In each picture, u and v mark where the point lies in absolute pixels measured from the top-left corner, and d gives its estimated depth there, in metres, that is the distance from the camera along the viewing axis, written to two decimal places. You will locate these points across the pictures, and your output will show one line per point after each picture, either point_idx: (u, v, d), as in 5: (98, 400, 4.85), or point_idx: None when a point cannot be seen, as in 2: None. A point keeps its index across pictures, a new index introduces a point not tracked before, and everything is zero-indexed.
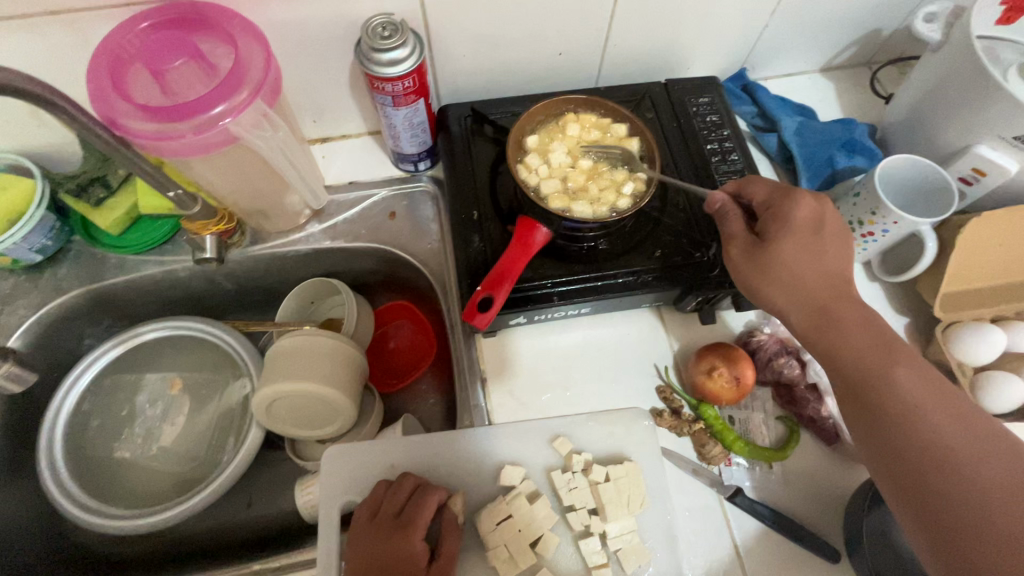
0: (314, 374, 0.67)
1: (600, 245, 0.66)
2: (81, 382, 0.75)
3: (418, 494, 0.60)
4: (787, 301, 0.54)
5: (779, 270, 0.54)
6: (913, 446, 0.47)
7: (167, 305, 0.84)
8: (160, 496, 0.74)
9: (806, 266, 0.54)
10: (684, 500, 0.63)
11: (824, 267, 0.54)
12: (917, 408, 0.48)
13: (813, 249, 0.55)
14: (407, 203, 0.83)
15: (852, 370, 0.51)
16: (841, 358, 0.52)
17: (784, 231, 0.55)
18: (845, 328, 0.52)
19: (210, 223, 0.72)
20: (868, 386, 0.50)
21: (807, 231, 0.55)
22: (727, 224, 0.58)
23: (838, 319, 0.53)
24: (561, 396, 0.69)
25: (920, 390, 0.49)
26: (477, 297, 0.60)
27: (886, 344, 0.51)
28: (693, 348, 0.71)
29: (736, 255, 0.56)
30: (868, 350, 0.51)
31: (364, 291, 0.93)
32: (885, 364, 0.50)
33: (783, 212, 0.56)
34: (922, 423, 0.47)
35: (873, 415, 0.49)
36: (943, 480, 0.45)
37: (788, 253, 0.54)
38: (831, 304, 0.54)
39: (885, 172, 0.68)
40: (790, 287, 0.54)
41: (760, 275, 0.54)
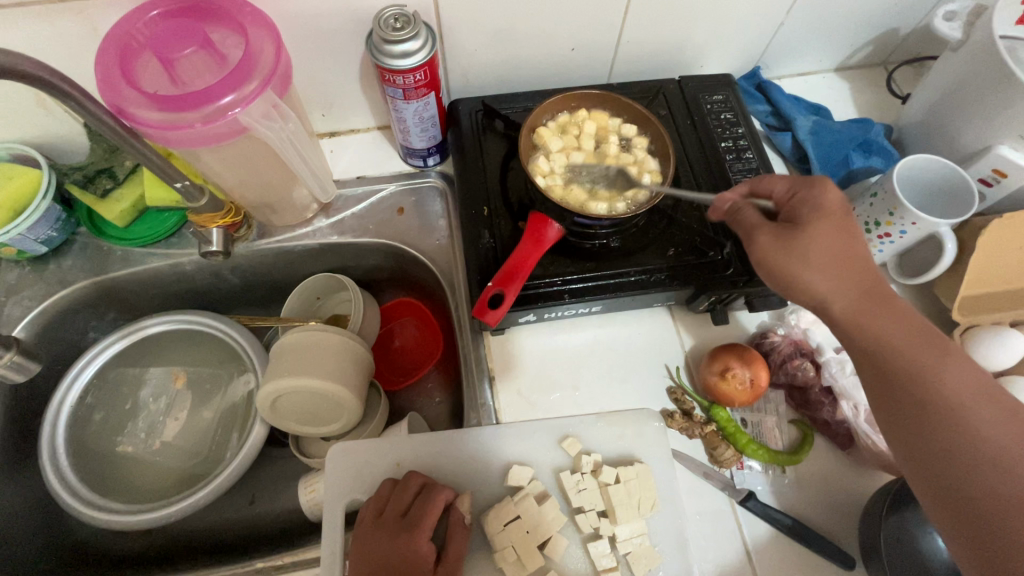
0: (320, 369, 0.66)
1: (612, 242, 0.65)
2: (85, 376, 0.74)
3: (424, 493, 0.59)
4: (827, 291, 0.49)
5: (813, 256, 0.48)
6: (957, 444, 0.45)
7: (173, 299, 0.83)
8: (162, 492, 0.74)
9: (836, 256, 0.49)
10: (695, 503, 0.62)
11: (854, 255, 0.49)
12: (964, 406, 0.46)
13: (846, 234, 0.49)
14: (415, 199, 0.82)
15: (899, 365, 0.48)
16: (887, 352, 0.48)
17: (814, 217, 0.49)
18: (890, 318, 0.49)
19: (218, 215, 0.71)
20: (915, 383, 0.47)
21: (837, 219, 0.50)
22: (746, 214, 0.53)
23: (880, 310, 0.49)
24: (570, 396, 0.67)
25: (968, 387, 0.46)
26: (487, 293, 0.58)
27: (937, 337, 0.48)
28: (705, 348, 0.70)
29: (766, 244, 0.50)
30: (917, 342, 0.48)
31: (370, 287, 0.92)
32: (936, 359, 0.47)
33: (806, 198, 0.51)
34: (969, 420, 0.45)
35: (916, 411, 0.47)
36: (988, 480, 0.44)
37: (818, 236, 0.49)
38: (875, 290, 0.49)
39: (904, 171, 0.67)
40: (827, 274, 0.48)
41: (795, 262, 0.49)
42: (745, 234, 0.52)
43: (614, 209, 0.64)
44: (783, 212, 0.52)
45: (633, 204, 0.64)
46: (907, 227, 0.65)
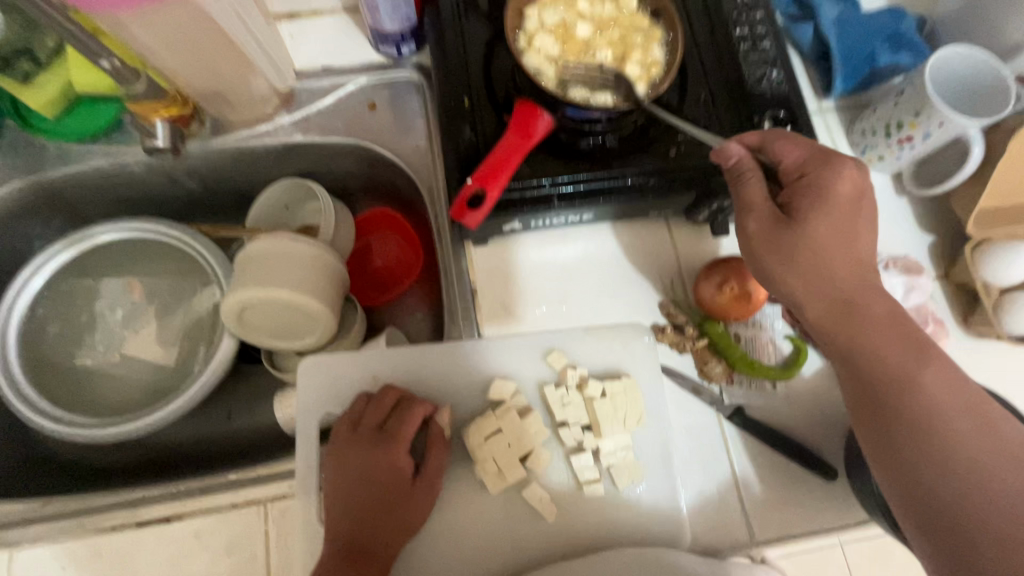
0: (286, 281, 0.61)
1: (607, 142, 0.58)
2: (32, 286, 0.69)
3: (401, 406, 0.56)
4: (803, 292, 0.49)
5: (800, 256, 0.48)
6: (930, 450, 0.45)
7: (124, 206, 0.76)
8: (130, 406, 0.70)
9: (839, 249, 0.48)
10: (682, 418, 0.60)
11: (851, 251, 0.49)
12: (938, 410, 0.46)
13: (844, 230, 0.49)
14: (389, 94, 0.73)
15: (874, 368, 0.47)
16: (865, 354, 0.48)
17: (814, 207, 0.48)
18: (869, 323, 0.48)
19: (159, 106, 0.62)
20: (890, 388, 0.47)
21: (847, 208, 0.49)
22: (748, 183, 0.50)
23: (863, 313, 0.48)
24: (558, 310, 0.64)
25: (944, 392, 0.46)
26: (466, 192, 0.52)
27: (917, 341, 0.47)
28: (702, 260, 0.65)
29: (755, 229, 0.49)
30: (897, 347, 0.47)
31: (344, 197, 0.85)
32: (914, 363, 0.47)
33: (819, 183, 0.49)
34: (944, 427, 0.45)
35: (890, 416, 0.46)
36: (957, 488, 0.44)
37: (818, 229, 0.48)
38: (856, 297, 0.49)
39: (937, 64, 0.60)
40: (811, 278, 0.48)
41: (776, 256, 0.49)
42: (738, 211, 0.50)
43: (597, 100, 0.54)
44: (784, 192, 0.51)
45: (619, 101, 0.55)
46: (932, 128, 0.59)
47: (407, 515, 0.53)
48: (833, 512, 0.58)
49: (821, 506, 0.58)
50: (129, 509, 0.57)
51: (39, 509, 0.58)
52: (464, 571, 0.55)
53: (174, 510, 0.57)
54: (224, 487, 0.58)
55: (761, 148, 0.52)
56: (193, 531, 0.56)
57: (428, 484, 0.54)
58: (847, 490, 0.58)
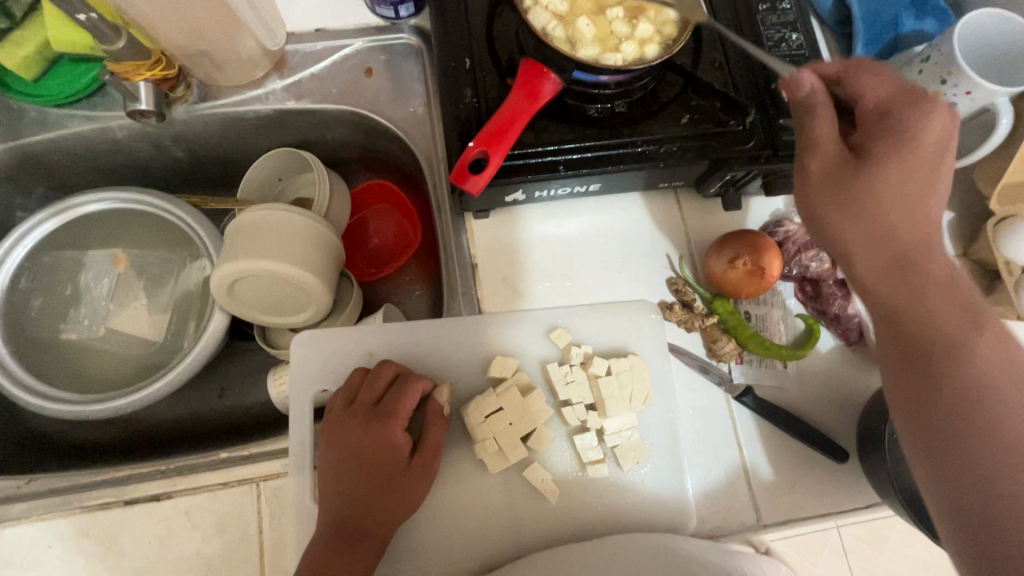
0: (278, 253, 0.58)
1: (617, 108, 0.55)
2: (15, 258, 0.66)
3: (398, 383, 0.54)
4: (856, 244, 0.40)
5: (865, 204, 0.39)
6: (979, 439, 0.36)
7: (110, 175, 0.73)
8: (118, 383, 0.68)
9: (911, 201, 0.39)
10: (689, 398, 0.58)
11: (920, 204, 0.39)
12: (992, 388, 0.37)
13: (924, 183, 0.39)
14: (385, 58, 0.69)
15: (921, 337, 0.38)
16: (912, 319, 0.39)
17: (892, 149, 0.39)
18: (929, 285, 0.39)
19: (143, 66, 0.59)
20: (934, 360, 0.38)
21: (932, 155, 0.39)
22: (820, 116, 0.40)
23: (924, 274, 0.39)
24: (561, 286, 0.61)
25: (1000, 367, 0.37)
26: (468, 156, 0.49)
27: (976, 308, 0.39)
28: (713, 236, 0.63)
29: (814, 170, 0.40)
30: (952, 312, 0.38)
31: (339, 169, 0.81)
32: (974, 335, 0.38)
33: (900, 123, 0.40)
34: (998, 407, 0.36)
35: (934, 397, 0.38)
36: (1003, 483, 0.35)
37: (887, 173, 0.39)
38: (913, 251, 0.39)
39: (966, 30, 0.56)
40: (868, 230, 0.39)
41: (835, 202, 0.40)
42: (799, 147, 0.41)
43: (604, 59, 0.51)
44: (856, 131, 0.41)
45: (627, 61, 0.51)
46: (958, 97, 0.56)
47: (403, 496, 0.51)
48: (841, 494, 0.56)
49: (829, 488, 0.56)
50: (116, 487, 0.55)
51: (22, 486, 0.56)
52: (463, 552, 0.53)
53: (163, 488, 0.55)
54: (215, 465, 0.56)
55: (838, 80, 0.43)
56: (182, 510, 0.54)
57: (425, 464, 0.52)
58: (857, 472, 0.56)
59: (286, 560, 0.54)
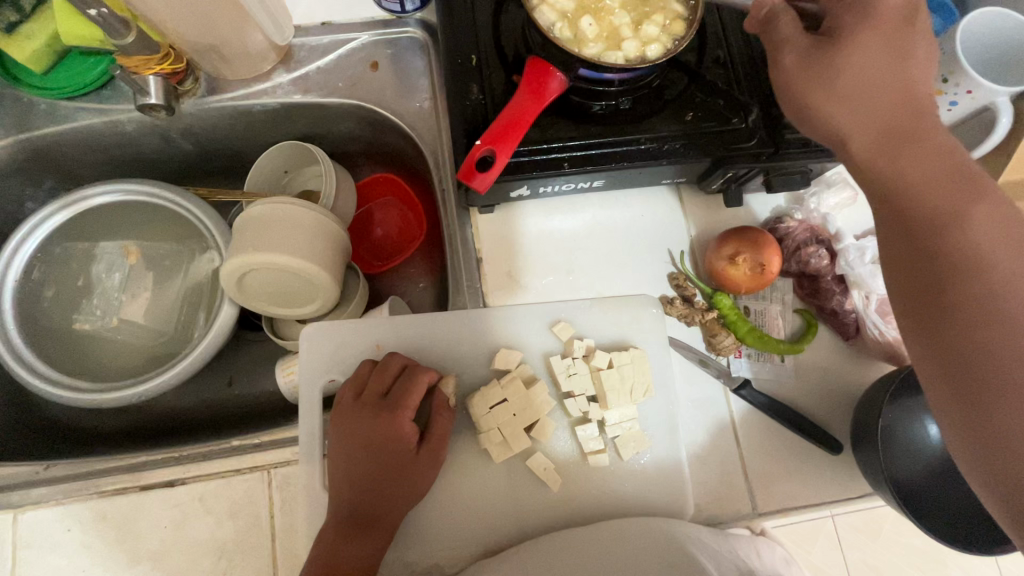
0: (286, 246, 0.59)
1: (622, 104, 0.56)
2: (26, 248, 0.67)
3: (406, 373, 0.55)
4: (847, 126, 0.43)
5: (843, 85, 0.43)
6: (964, 297, 0.36)
7: (119, 167, 0.74)
8: (131, 372, 0.70)
9: (883, 71, 0.42)
10: (689, 390, 0.60)
11: (898, 80, 0.42)
12: (990, 253, 0.37)
13: (896, 57, 0.43)
14: (391, 52, 0.70)
15: (911, 205, 0.40)
16: (902, 188, 0.41)
17: (858, 27, 0.43)
18: (913, 155, 0.41)
19: (151, 61, 0.59)
20: (929, 229, 0.39)
21: (892, 28, 0.43)
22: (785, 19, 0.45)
23: (906, 146, 0.41)
24: (564, 280, 0.62)
25: (999, 233, 0.37)
26: (475, 153, 0.50)
27: (973, 180, 0.39)
28: (713, 232, 0.64)
29: (790, 62, 0.44)
30: (940, 183, 0.39)
31: (344, 162, 0.82)
32: (961, 200, 0.38)
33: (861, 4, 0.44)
34: (990, 266, 0.36)
35: (922, 261, 0.39)
36: (986, 336, 0.35)
37: (858, 49, 0.43)
38: (898, 127, 0.42)
39: (967, 31, 0.57)
40: (851, 110, 0.42)
41: (815, 86, 0.43)
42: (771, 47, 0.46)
43: (607, 57, 0.52)
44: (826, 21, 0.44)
45: (629, 59, 0.52)
46: (959, 97, 0.56)
47: (410, 481, 0.53)
48: (834, 484, 0.58)
49: (822, 478, 0.58)
50: (131, 473, 0.56)
51: (40, 472, 0.57)
52: (467, 537, 0.55)
53: (177, 474, 0.56)
54: (227, 452, 0.58)
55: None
56: (195, 496, 0.56)
57: (432, 451, 0.54)
58: (849, 463, 0.58)
59: (296, 544, 0.55)
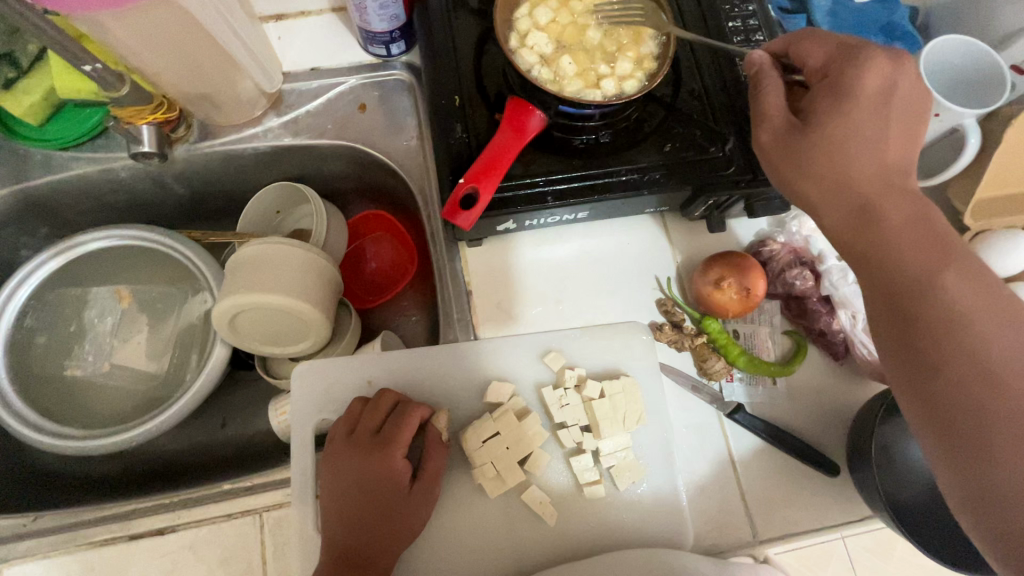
0: (277, 286, 0.60)
1: (601, 138, 0.58)
2: (20, 296, 0.67)
3: (397, 411, 0.55)
4: (821, 198, 0.43)
5: (822, 157, 0.43)
6: (949, 361, 0.37)
7: (112, 213, 0.75)
8: (122, 417, 0.69)
9: (862, 145, 0.42)
10: (683, 416, 0.59)
11: (877, 152, 0.43)
12: (966, 317, 0.38)
13: (878, 124, 0.43)
14: (379, 94, 0.72)
15: (891, 270, 0.40)
16: (885, 253, 0.41)
17: (833, 105, 0.43)
18: (891, 229, 0.41)
19: (145, 110, 0.61)
20: (908, 293, 0.39)
21: (873, 103, 0.43)
22: (767, 93, 0.46)
23: (883, 218, 0.41)
24: (554, 310, 0.63)
25: (973, 298, 0.38)
26: (459, 192, 0.52)
27: (943, 247, 0.40)
28: (699, 257, 0.65)
29: (766, 140, 0.46)
30: (918, 249, 0.40)
31: (336, 200, 0.84)
32: (936, 266, 0.39)
33: (842, 79, 0.44)
34: (972, 331, 0.37)
35: (907, 325, 0.39)
36: (975, 399, 0.36)
37: (836, 125, 0.43)
38: (875, 201, 0.42)
39: (932, 58, 0.59)
40: (828, 183, 0.43)
41: (789, 165, 0.44)
42: (754, 120, 0.47)
43: (587, 95, 0.54)
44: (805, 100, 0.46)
45: (608, 97, 0.54)
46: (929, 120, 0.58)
47: (404, 524, 0.52)
48: (834, 508, 0.57)
49: (822, 502, 0.57)
50: (121, 522, 0.55)
51: (29, 523, 0.57)
52: None
53: (167, 522, 0.55)
54: (219, 497, 0.57)
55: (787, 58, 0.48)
56: (187, 544, 0.55)
57: (424, 490, 0.53)
58: (849, 484, 0.57)
59: None
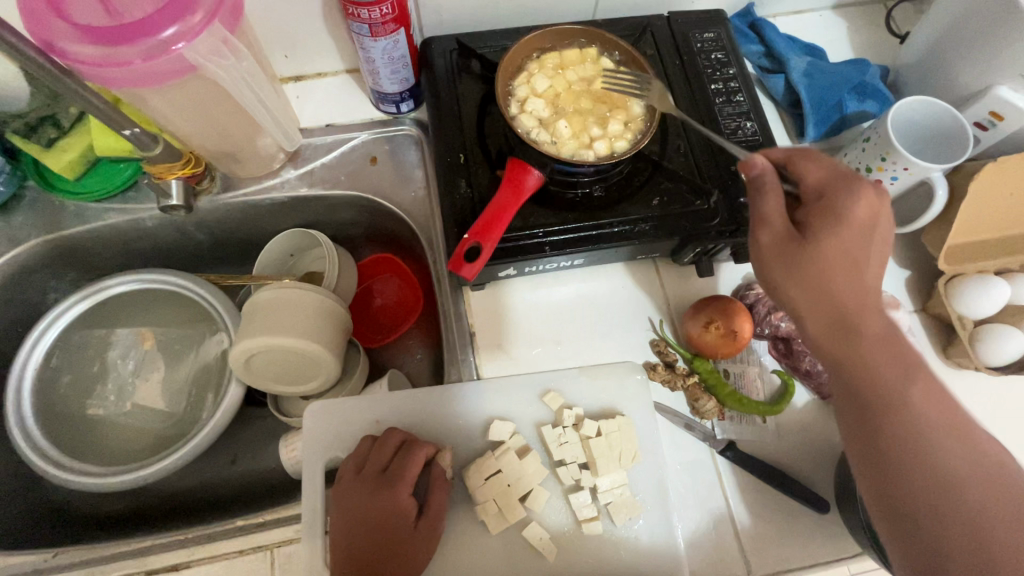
0: (289, 329, 0.64)
1: (595, 192, 0.62)
2: (47, 339, 0.71)
3: (404, 450, 0.58)
4: (808, 308, 0.46)
5: (814, 271, 0.45)
6: (910, 469, 0.44)
7: (135, 257, 0.79)
8: (139, 454, 0.72)
9: (849, 265, 0.46)
10: (676, 454, 0.62)
11: (862, 273, 0.46)
12: (923, 429, 0.45)
13: (865, 247, 0.46)
14: (388, 147, 0.77)
15: (865, 383, 0.46)
16: (859, 368, 0.46)
17: (828, 229, 0.46)
18: (865, 345, 0.46)
19: (175, 166, 0.66)
20: (878, 405, 0.46)
21: (862, 226, 0.46)
22: (767, 198, 0.47)
23: (860, 333, 0.46)
24: (552, 351, 0.66)
25: (932, 412, 0.45)
26: (464, 245, 0.56)
27: (908, 365, 0.46)
28: (689, 300, 0.69)
29: (765, 243, 0.47)
30: (888, 364, 0.46)
31: (346, 243, 0.88)
32: (901, 382, 0.45)
33: (836, 203, 0.46)
34: (926, 442, 0.44)
35: (877, 435, 0.45)
36: (929, 503, 0.44)
37: (831, 248, 0.45)
38: (854, 315, 0.46)
39: (899, 114, 0.64)
40: (817, 296, 0.46)
41: (781, 270, 0.46)
42: (754, 220, 0.48)
43: (581, 155, 0.59)
44: (800, 212, 0.48)
45: (600, 156, 0.59)
46: (898, 172, 0.63)
47: (409, 561, 0.55)
48: (825, 544, 0.59)
49: (813, 539, 0.59)
50: (138, 558, 0.58)
51: (49, 559, 0.59)
52: None
53: (182, 558, 0.58)
54: (232, 533, 0.59)
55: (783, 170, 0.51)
56: None
57: (429, 527, 0.56)
58: (839, 521, 0.59)
59: None
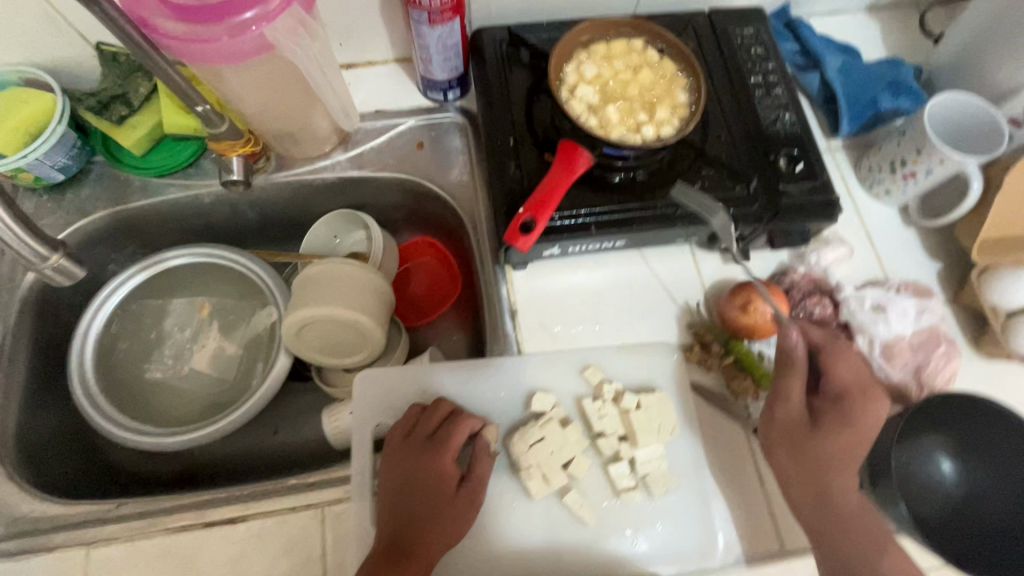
0: (340, 300, 0.67)
1: (637, 176, 0.65)
2: (108, 305, 0.75)
3: (452, 418, 0.61)
4: (789, 439, 0.57)
5: (811, 446, 0.56)
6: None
7: (190, 233, 0.83)
8: (189, 419, 0.75)
9: (838, 432, 0.56)
10: (712, 431, 0.64)
11: (848, 448, 0.56)
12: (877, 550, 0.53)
13: (862, 429, 0.56)
14: (434, 134, 0.80)
15: (833, 505, 0.55)
16: (829, 487, 0.55)
17: (834, 425, 0.56)
18: (837, 472, 0.55)
19: (237, 144, 0.70)
20: (840, 525, 0.55)
21: (859, 422, 0.56)
22: (789, 342, 0.58)
23: (835, 468, 0.56)
24: (592, 329, 0.69)
25: (886, 555, 0.53)
26: (518, 220, 0.59)
27: (863, 504, 0.55)
28: (725, 285, 0.71)
29: (779, 382, 0.58)
30: (851, 506, 0.55)
31: (387, 227, 0.91)
32: (859, 517, 0.55)
33: (845, 408, 0.57)
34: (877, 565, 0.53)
35: (841, 544, 0.54)
36: None
37: (831, 446, 0.56)
38: (831, 454, 0.56)
39: (937, 107, 0.67)
40: (800, 436, 0.57)
41: (779, 408, 0.58)
42: (779, 364, 0.58)
43: (628, 139, 0.61)
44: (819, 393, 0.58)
45: (647, 141, 0.61)
46: (933, 164, 0.65)
47: (454, 523, 0.57)
48: None
49: None
50: (195, 511, 0.60)
51: (112, 509, 0.62)
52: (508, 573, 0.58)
53: (237, 512, 0.60)
54: (283, 491, 0.62)
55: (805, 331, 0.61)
56: (254, 532, 0.60)
57: (472, 492, 0.58)
58: None
59: None
